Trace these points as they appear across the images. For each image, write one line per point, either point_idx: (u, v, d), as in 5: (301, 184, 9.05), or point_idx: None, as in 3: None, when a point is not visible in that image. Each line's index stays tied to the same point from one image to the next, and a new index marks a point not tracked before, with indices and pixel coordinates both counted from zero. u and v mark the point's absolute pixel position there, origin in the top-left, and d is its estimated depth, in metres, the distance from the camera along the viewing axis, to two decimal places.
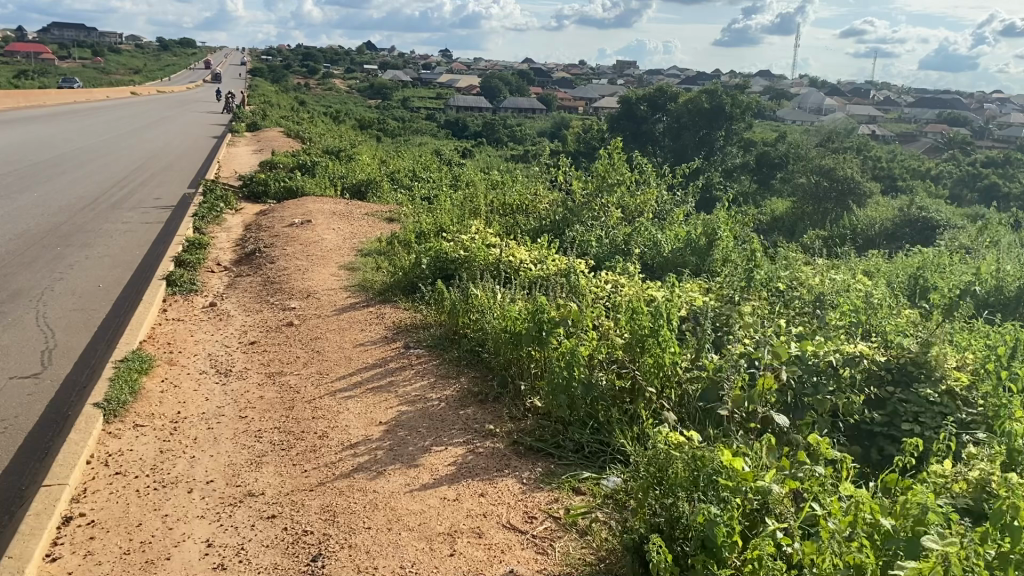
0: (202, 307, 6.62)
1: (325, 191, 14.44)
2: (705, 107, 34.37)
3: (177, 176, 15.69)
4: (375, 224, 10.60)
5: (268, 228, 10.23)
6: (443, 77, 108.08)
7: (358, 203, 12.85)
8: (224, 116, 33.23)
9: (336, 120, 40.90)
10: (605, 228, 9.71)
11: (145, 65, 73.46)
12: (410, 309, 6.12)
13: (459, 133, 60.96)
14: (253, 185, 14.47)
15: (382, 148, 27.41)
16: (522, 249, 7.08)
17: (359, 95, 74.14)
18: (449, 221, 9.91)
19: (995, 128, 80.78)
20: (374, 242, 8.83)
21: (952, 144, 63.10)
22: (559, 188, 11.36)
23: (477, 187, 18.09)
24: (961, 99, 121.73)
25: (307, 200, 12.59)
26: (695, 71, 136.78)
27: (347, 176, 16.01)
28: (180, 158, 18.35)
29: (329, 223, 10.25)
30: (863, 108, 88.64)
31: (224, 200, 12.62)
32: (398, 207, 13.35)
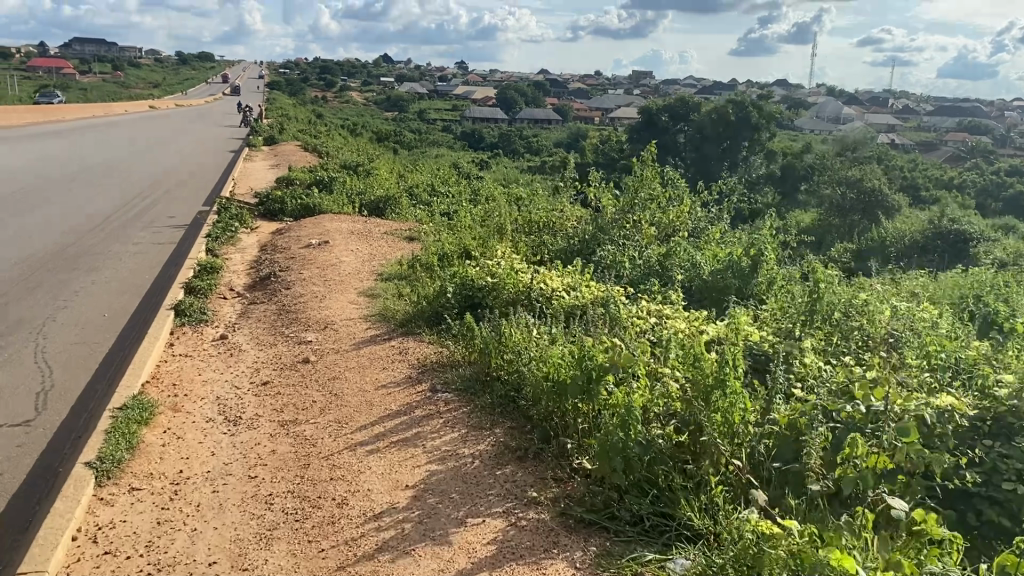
0: (212, 340, 6.15)
1: (343, 208, 14.05)
2: (728, 118, 33.83)
3: (192, 193, 15.33)
4: (394, 245, 10.14)
5: (284, 250, 9.80)
6: (459, 89, 107.96)
7: (376, 221, 12.42)
8: (242, 129, 33.03)
9: (354, 133, 40.66)
10: (637, 248, 9.21)
11: (165, 79, 73.78)
12: (435, 343, 5.61)
13: (476, 145, 60.66)
14: (270, 203, 14.07)
15: (401, 163, 27.04)
16: (554, 275, 6.60)
17: (376, 107, 74.03)
18: (473, 241, 9.44)
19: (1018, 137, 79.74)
20: (395, 265, 8.38)
21: (977, 153, 62.17)
22: (586, 205, 10.88)
23: (497, 203, 17.66)
24: (981, 108, 120.57)
25: (323, 219, 12.17)
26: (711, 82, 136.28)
27: (365, 193, 15.61)
28: (196, 174, 18.02)
29: (347, 243, 9.80)
30: (883, 117, 87.76)
31: (239, 218, 12.22)
32: (418, 225, 12.91)
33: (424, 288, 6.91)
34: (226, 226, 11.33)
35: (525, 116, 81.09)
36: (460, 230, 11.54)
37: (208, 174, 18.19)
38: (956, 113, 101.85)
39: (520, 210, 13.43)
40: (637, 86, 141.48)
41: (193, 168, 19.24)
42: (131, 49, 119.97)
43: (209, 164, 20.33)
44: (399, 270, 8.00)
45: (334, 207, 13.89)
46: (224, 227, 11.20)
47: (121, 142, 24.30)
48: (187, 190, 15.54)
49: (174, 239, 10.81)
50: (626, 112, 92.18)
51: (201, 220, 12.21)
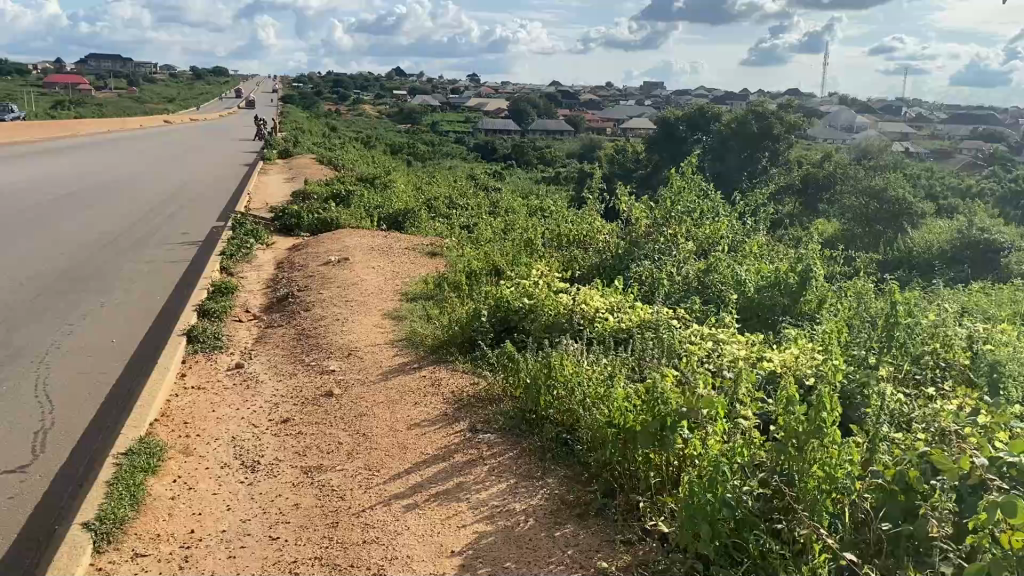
0: (227, 369, 5.67)
1: (361, 222, 13.62)
2: (749, 128, 33.29)
3: (206, 208, 14.98)
4: (417, 261, 9.69)
5: (302, 267, 9.36)
6: (471, 101, 107.84)
7: (396, 236, 11.97)
8: (257, 143, 32.78)
9: (369, 146, 40.38)
10: (674, 263, 8.71)
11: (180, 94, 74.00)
12: (470, 374, 5.12)
13: (490, 156, 60.36)
14: (287, 218, 13.66)
15: (420, 177, 26.64)
16: (596, 295, 6.12)
17: (389, 120, 73.89)
18: (501, 257, 8.98)
19: None
20: (420, 283, 7.92)
21: (996, 161, 61.27)
22: (617, 219, 10.40)
23: (518, 216, 17.19)
24: (999, 114, 119.45)
25: (341, 234, 11.75)
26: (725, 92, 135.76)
27: (383, 207, 15.18)
28: (210, 189, 17.69)
29: (367, 260, 9.35)
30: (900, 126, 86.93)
31: (255, 235, 11.80)
32: (439, 240, 12.47)
33: (454, 310, 6.45)
34: (242, 243, 10.93)
35: (536, 128, 80.86)
36: (484, 246, 11.08)
37: (222, 189, 17.84)
38: (973, 121, 100.77)
39: (544, 224, 12.95)
40: (649, 97, 141.05)
41: (208, 183, 18.91)
42: (146, 64, 120.72)
43: (223, 179, 20.01)
44: (425, 289, 7.54)
45: (353, 222, 13.47)
46: (240, 244, 10.79)
47: (136, 157, 24.06)
48: (202, 206, 15.19)
49: (187, 257, 10.41)
50: (640, 122, 91.70)
51: (215, 237, 11.82)
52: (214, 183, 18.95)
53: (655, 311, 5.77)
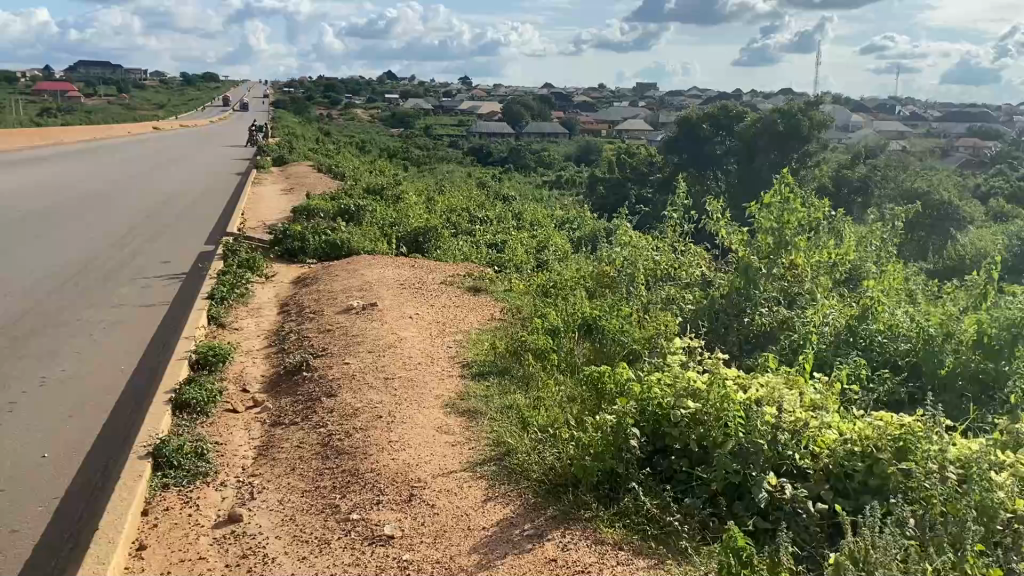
0: (212, 528, 3.49)
1: (377, 245, 11.54)
2: (780, 129, 30.79)
3: (193, 229, 12.91)
4: (460, 302, 7.59)
5: (314, 314, 7.23)
6: (462, 103, 105.63)
7: (420, 264, 9.89)
8: (247, 150, 30.59)
9: (364, 152, 38.10)
10: (810, 306, 6.61)
11: (168, 100, 71.86)
12: (641, 561, 2.99)
13: (486, 160, 58.27)
14: (287, 240, 11.52)
15: (427, 185, 24.46)
16: (782, 383, 4.02)
17: (383, 124, 71.49)
18: (577, 302, 6.87)
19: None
20: (483, 345, 5.78)
21: (1003, 157, 59.38)
22: (707, 244, 8.29)
23: (548, 239, 15.18)
24: (994, 113, 118.39)
25: (354, 262, 9.69)
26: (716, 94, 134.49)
27: (399, 224, 13.07)
28: (198, 204, 15.61)
29: (396, 301, 7.23)
30: (901, 124, 85.49)
31: (251, 266, 9.64)
32: (471, 267, 10.39)
33: (557, 410, 4.32)
34: (236, 274, 8.82)
35: (530, 131, 78.59)
36: (535, 282, 8.99)
37: (212, 204, 15.77)
38: (977, 119, 99.04)
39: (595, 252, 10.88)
40: (644, 99, 138.89)
41: (198, 196, 16.83)
42: (133, 70, 118.02)
43: (214, 191, 17.90)
44: (491, 355, 5.45)
45: (365, 246, 11.35)
46: (233, 277, 8.66)
47: (117, 167, 21.92)
48: (190, 227, 13.13)
49: (168, 300, 8.31)
50: (637, 123, 89.85)
51: (205, 267, 9.72)
52: (203, 196, 16.87)
53: (889, 417, 3.71)
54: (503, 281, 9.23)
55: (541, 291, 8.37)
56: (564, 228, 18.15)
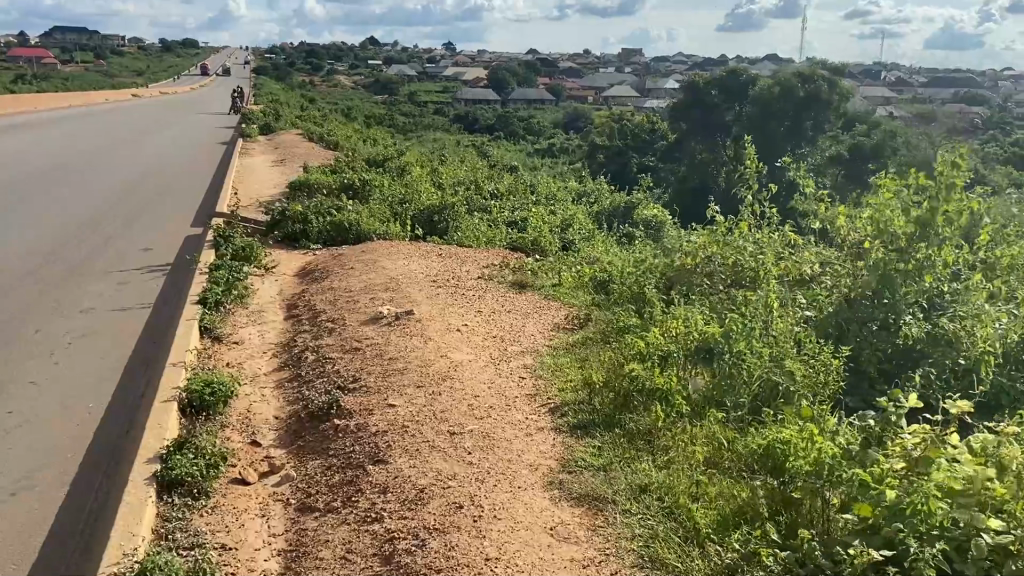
0: None
1: (388, 227, 10.15)
2: (800, 94, 29.71)
3: (177, 207, 11.48)
4: (509, 305, 6.22)
5: (333, 322, 5.82)
6: (446, 69, 103.19)
7: (443, 251, 8.50)
8: (232, 118, 28.89)
9: (354, 120, 36.40)
10: (962, 308, 5.25)
11: (148, 67, 69.42)
12: None
13: (472, 127, 56.48)
14: (286, 223, 10.14)
15: (424, 155, 23.04)
16: None
17: (368, 90, 69.42)
18: (663, 309, 5.53)
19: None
20: (569, 379, 4.38)
21: (999, 123, 58.46)
22: (795, 230, 6.97)
23: (568, 218, 13.85)
24: (983, 78, 117.43)
25: (368, 251, 8.29)
26: (702, 60, 132.57)
27: (410, 202, 11.72)
28: (181, 178, 14.15)
29: (434, 306, 5.83)
30: (893, 90, 84.38)
31: (248, 255, 8.22)
32: (500, 253, 9.03)
33: (722, 515, 2.98)
34: (232, 268, 7.40)
35: (517, 97, 76.72)
36: (584, 272, 7.66)
37: (197, 177, 14.32)
38: (966, 84, 98.49)
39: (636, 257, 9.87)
40: (631, 65, 136.78)
41: (179, 168, 15.36)
42: (110, 36, 114.63)
43: (198, 163, 16.40)
44: (586, 396, 4.08)
45: (374, 228, 9.98)
46: (228, 272, 7.26)
47: (91, 135, 20.32)
48: (173, 204, 11.71)
49: (151, 302, 6.90)
50: (627, 89, 88.18)
51: (194, 256, 8.32)
52: (186, 168, 15.40)
53: None
54: (545, 271, 7.88)
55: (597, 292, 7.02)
56: (580, 203, 16.87)
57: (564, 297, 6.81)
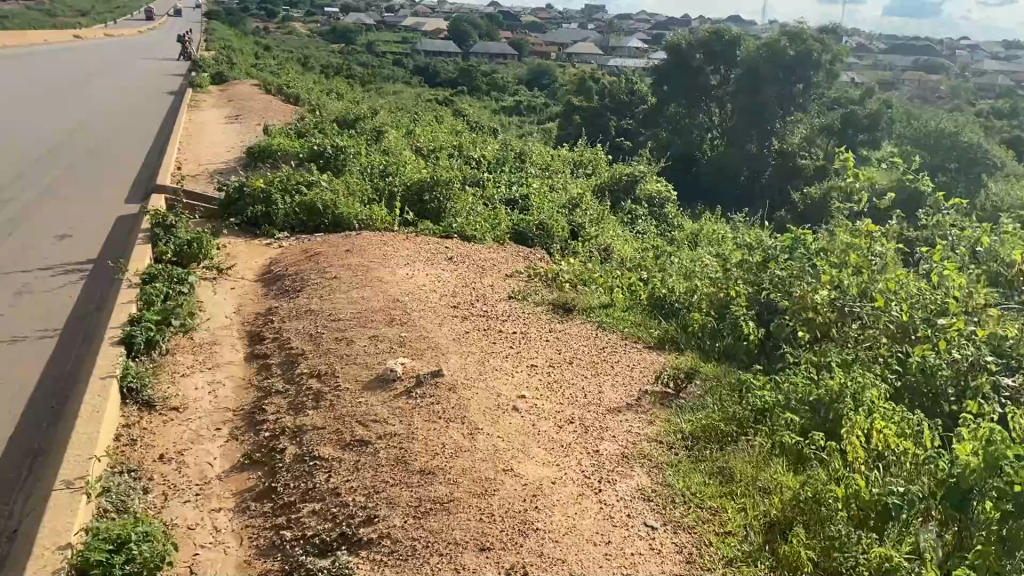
0: None
1: (372, 213, 8.39)
2: (787, 58, 27.40)
3: (113, 177, 9.51)
4: (565, 351, 4.50)
5: (320, 384, 3.99)
6: (404, 19, 99.28)
7: (451, 251, 6.71)
8: (181, 64, 26.30)
9: (315, 70, 33.85)
10: None
11: (89, 6, 64.93)
12: None
13: (432, 81, 53.92)
14: (244, 203, 8.17)
15: (394, 112, 21.03)
16: None
17: (324, 39, 66.03)
18: (800, 378, 3.84)
19: (986, 74, 76.36)
20: (732, 544, 2.72)
21: (966, 92, 57.84)
22: (927, 244, 5.33)
23: (568, 200, 12.28)
24: (940, 46, 117.58)
25: (358, 251, 6.45)
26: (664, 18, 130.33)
27: (394, 175, 10.01)
28: (119, 137, 12.10)
29: (470, 361, 4.06)
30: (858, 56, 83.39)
31: (197, 254, 6.36)
32: (519, 251, 7.28)
33: None
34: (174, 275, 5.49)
35: (479, 51, 73.96)
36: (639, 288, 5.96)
37: (140, 135, 12.28)
38: (925, 52, 98.69)
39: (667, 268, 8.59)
40: (595, 20, 133.99)
41: (119, 125, 13.29)
42: None
43: (142, 117, 14.27)
44: None
45: (353, 212, 8.18)
46: (165, 283, 5.33)
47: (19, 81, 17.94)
48: (107, 172, 9.75)
49: (58, 329, 5.02)
50: (591, 47, 85.82)
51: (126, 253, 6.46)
52: (126, 125, 13.33)
53: None
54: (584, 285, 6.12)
55: (663, 329, 5.32)
56: (575, 176, 15.29)
57: (623, 337, 5.11)
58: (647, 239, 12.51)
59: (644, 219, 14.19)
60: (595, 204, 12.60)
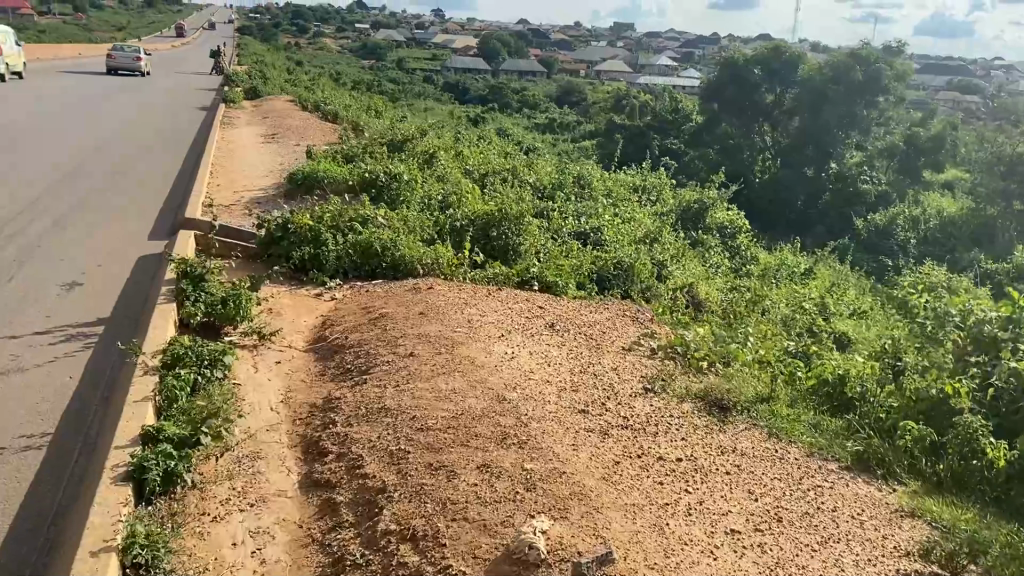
0: None
1: (436, 255, 7.16)
2: (857, 78, 26.17)
3: (137, 208, 8.34)
4: (760, 492, 3.16)
5: (420, 558, 2.64)
6: (435, 37, 98.57)
7: (546, 311, 5.33)
8: (214, 79, 25.31)
9: (350, 87, 32.76)
10: None
11: (126, 22, 64.87)
12: None
13: (463, 98, 52.80)
14: (286, 243, 6.95)
15: (436, 131, 19.86)
16: None
17: (354, 55, 65.42)
18: None
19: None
20: None
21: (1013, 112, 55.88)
22: None
23: (641, 231, 10.98)
24: (977, 66, 115.45)
25: (433, 312, 5.08)
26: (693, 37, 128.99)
27: (456, 208, 8.83)
28: (145, 157, 10.97)
29: (643, 525, 2.72)
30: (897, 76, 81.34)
31: (234, 315, 5.14)
32: (625, 311, 5.91)
33: None
34: (206, 354, 4.22)
35: (509, 68, 72.90)
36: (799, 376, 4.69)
37: (169, 157, 11.16)
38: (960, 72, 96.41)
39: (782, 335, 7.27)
40: (623, 40, 132.89)
41: (144, 143, 12.20)
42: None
43: (173, 136, 13.19)
44: None
45: (414, 254, 7.00)
46: (191, 370, 4.04)
47: (41, 93, 16.94)
48: (129, 198, 8.65)
49: (47, 434, 3.76)
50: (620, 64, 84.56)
51: (147, 313, 5.22)
52: (152, 143, 12.24)
53: None
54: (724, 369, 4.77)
55: (852, 444, 4.01)
56: (640, 201, 13.98)
57: (807, 456, 3.74)
58: (726, 278, 11.20)
59: (719, 252, 12.83)
60: (670, 235, 11.31)
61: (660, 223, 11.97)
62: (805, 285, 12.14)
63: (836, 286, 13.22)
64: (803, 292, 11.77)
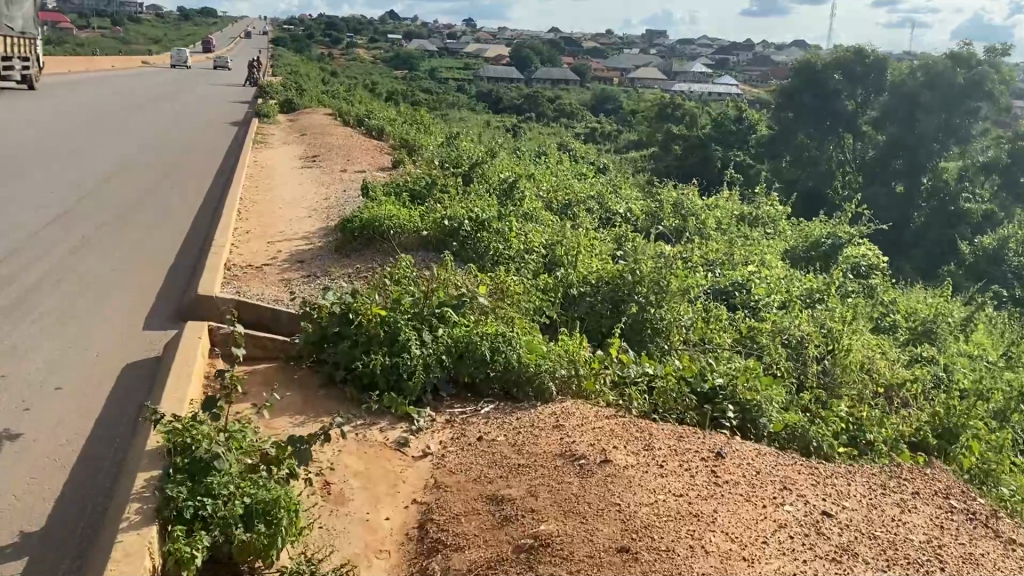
0: None
1: (567, 356, 4.73)
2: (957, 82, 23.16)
3: (137, 273, 6.09)
4: None
5: None
6: (467, 45, 96.50)
7: (837, 526, 2.99)
8: (247, 90, 23.26)
9: (389, 98, 30.58)
10: None
11: (156, 33, 63.61)
12: None
13: (499, 108, 50.31)
14: (342, 343, 4.55)
15: (495, 147, 17.56)
16: None
17: (387, 65, 63.30)
18: None
19: None
20: None
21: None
22: None
23: (785, 285, 8.46)
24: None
25: (649, 547, 2.69)
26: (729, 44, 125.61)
27: (567, 268, 6.47)
28: (160, 190, 8.78)
29: None
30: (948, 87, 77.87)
31: (259, 543, 2.73)
32: (929, 493, 3.52)
33: None
34: None
35: (542, 77, 70.44)
36: None
37: (191, 190, 8.95)
38: None
39: None
40: (654, 49, 130.05)
41: (162, 167, 10.04)
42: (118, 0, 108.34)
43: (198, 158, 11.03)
44: None
45: (538, 361, 4.59)
46: None
47: (56, 107, 14.95)
48: (130, 257, 6.44)
49: None
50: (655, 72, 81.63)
51: (105, 534, 2.87)
52: (171, 168, 10.06)
53: None
54: None
55: None
56: (754, 235, 11.47)
57: None
58: (891, 346, 8.64)
59: (862, 298, 10.27)
60: (818, 286, 8.76)
61: (793, 269, 9.44)
62: (981, 349, 9.52)
63: (1008, 345, 10.49)
64: (987, 359, 8.98)
